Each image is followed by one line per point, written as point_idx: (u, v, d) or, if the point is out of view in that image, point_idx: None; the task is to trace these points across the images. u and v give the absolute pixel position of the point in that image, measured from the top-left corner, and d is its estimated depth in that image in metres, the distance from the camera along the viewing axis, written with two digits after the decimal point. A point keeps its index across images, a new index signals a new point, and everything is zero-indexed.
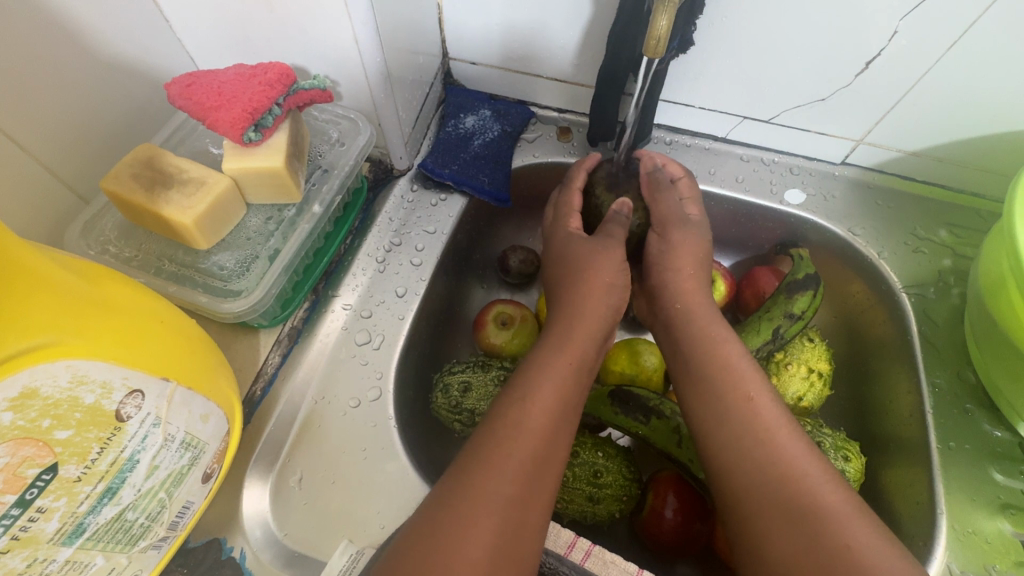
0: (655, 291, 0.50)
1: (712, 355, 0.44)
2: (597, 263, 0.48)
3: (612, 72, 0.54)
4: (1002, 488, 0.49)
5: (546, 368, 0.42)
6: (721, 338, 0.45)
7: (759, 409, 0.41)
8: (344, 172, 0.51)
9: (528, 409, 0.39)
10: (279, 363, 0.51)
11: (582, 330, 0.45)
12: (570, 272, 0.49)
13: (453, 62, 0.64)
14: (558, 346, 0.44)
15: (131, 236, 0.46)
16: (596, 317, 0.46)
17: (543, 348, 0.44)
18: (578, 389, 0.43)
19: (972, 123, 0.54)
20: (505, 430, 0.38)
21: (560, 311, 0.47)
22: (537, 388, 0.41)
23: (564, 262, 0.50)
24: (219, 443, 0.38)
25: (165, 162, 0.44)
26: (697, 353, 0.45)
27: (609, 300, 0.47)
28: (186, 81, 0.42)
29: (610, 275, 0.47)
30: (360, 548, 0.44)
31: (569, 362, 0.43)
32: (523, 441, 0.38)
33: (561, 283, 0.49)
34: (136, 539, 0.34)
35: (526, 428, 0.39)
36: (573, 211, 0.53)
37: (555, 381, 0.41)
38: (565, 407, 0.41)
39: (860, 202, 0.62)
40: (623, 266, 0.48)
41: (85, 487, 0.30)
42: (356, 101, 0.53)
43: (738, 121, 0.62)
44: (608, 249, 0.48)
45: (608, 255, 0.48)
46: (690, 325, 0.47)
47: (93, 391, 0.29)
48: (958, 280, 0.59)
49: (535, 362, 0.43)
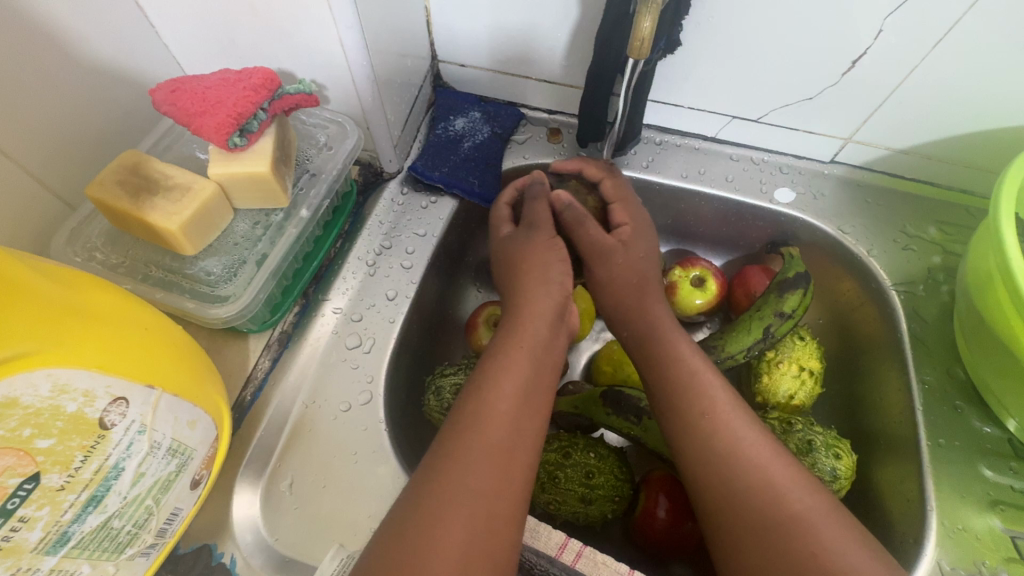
0: (610, 307, 0.51)
1: (676, 367, 0.45)
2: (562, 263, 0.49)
3: (600, 74, 0.54)
4: (992, 484, 0.49)
5: (502, 361, 0.42)
6: (682, 348, 0.46)
7: (722, 417, 0.42)
8: (332, 176, 0.51)
9: (483, 410, 0.39)
10: (269, 367, 0.51)
11: (536, 320, 0.45)
12: (524, 269, 0.49)
13: (442, 65, 0.64)
14: (506, 342, 0.44)
15: (118, 243, 0.46)
16: (539, 306, 0.46)
17: (495, 345, 0.44)
18: (537, 376, 0.43)
19: (959, 121, 0.54)
20: (462, 436, 0.38)
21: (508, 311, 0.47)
22: (494, 382, 0.41)
23: (513, 272, 0.49)
24: (207, 449, 0.38)
25: (150, 169, 0.43)
26: (661, 365, 0.46)
27: (549, 282, 0.48)
28: (171, 87, 0.42)
29: (542, 259, 0.49)
30: (351, 552, 0.44)
31: (523, 352, 0.43)
32: (484, 437, 0.38)
33: (513, 277, 0.49)
34: (123, 547, 0.34)
35: (485, 425, 0.39)
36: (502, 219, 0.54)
37: (505, 375, 0.41)
38: (524, 396, 0.41)
39: (849, 201, 0.62)
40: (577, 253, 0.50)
41: (70, 496, 0.30)
42: (345, 105, 0.53)
43: (727, 120, 0.62)
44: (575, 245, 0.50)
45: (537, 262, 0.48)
46: (650, 337, 0.47)
47: (76, 399, 0.29)
48: (948, 276, 0.59)
49: (487, 358, 0.43)
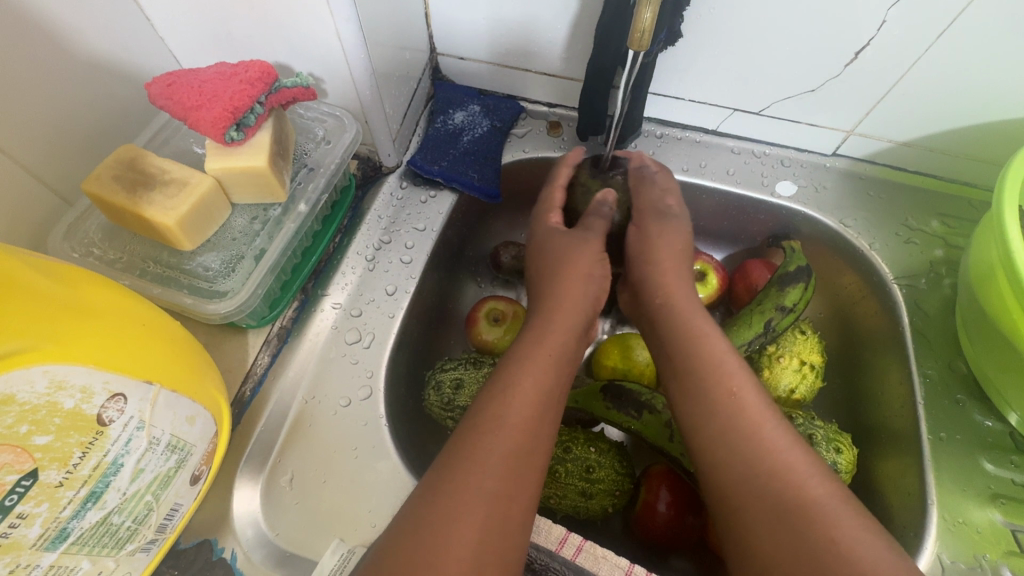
0: (636, 293, 0.52)
1: (698, 352, 0.45)
2: (573, 258, 0.49)
3: (601, 66, 0.54)
4: (993, 478, 0.49)
5: (525, 360, 0.43)
6: (706, 332, 0.46)
7: (744, 402, 0.42)
8: (330, 170, 0.51)
9: (510, 399, 0.40)
10: (269, 363, 0.51)
11: (564, 324, 0.46)
12: (552, 258, 0.50)
13: (441, 58, 0.64)
14: (540, 335, 0.45)
15: (116, 238, 0.45)
16: (574, 305, 0.47)
17: (520, 343, 0.45)
18: (560, 380, 0.43)
19: (962, 112, 0.53)
20: (488, 421, 0.39)
21: (541, 303, 0.48)
22: (518, 381, 0.41)
23: (548, 262, 0.50)
24: (206, 444, 0.38)
25: (147, 164, 0.43)
26: (683, 348, 0.46)
27: (586, 284, 0.49)
28: (166, 80, 0.42)
29: (570, 258, 0.49)
30: (351, 547, 0.44)
31: (548, 353, 0.43)
32: (504, 434, 0.38)
33: (542, 274, 0.50)
34: (123, 543, 0.34)
35: (505, 422, 0.39)
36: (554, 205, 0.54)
37: (536, 365, 0.42)
38: (546, 398, 0.41)
39: (850, 194, 0.62)
40: (578, 247, 0.50)
41: (68, 492, 0.30)
42: (342, 99, 0.52)
43: (729, 113, 0.61)
44: (576, 240, 0.50)
45: (588, 252, 0.50)
46: (674, 321, 0.48)
47: (73, 395, 0.29)
48: (950, 270, 0.58)
49: (512, 356, 0.43)
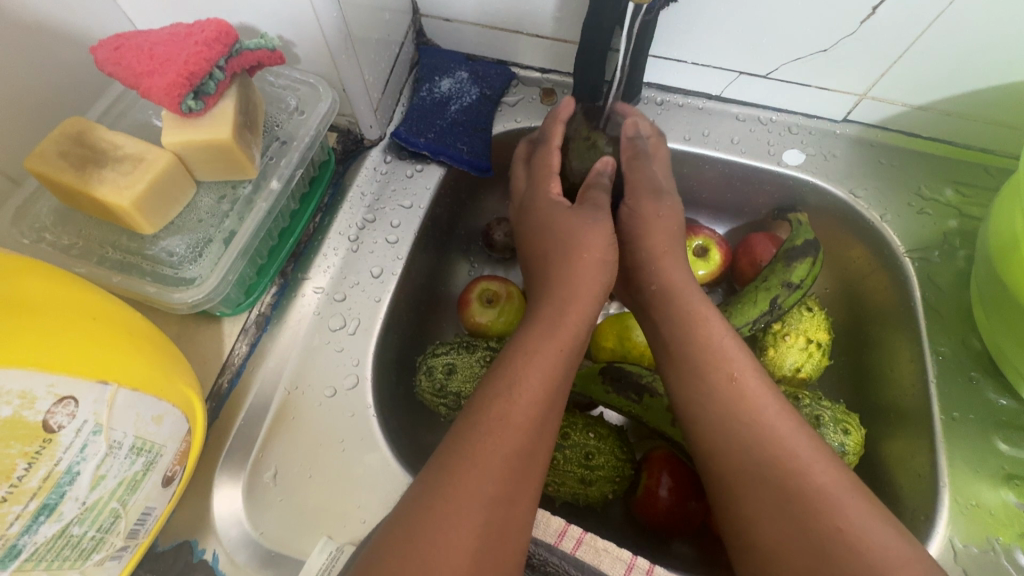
0: (631, 270, 0.49)
1: (696, 335, 0.43)
2: (577, 235, 0.45)
3: (597, 26, 0.49)
4: (1006, 458, 0.47)
5: (527, 351, 0.39)
6: (704, 313, 0.43)
7: (745, 388, 0.40)
8: (304, 143, 0.47)
9: (513, 394, 0.37)
10: (247, 352, 0.48)
11: (573, 308, 0.42)
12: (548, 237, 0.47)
13: (424, 19, 0.59)
14: (545, 323, 0.41)
15: (69, 221, 0.42)
16: (586, 286, 0.43)
17: (522, 332, 0.42)
18: (565, 369, 0.40)
19: (984, 73, 0.50)
20: (489, 419, 0.36)
21: (546, 284, 0.45)
22: (520, 374, 0.38)
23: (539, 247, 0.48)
24: (178, 444, 0.35)
25: (97, 138, 0.39)
26: (678, 333, 0.43)
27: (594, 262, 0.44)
28: (115, 44, 0.38)
29: (566, 235, 0.46)
30: (339, 546, 0.42)
31: (552, 340, 0.40)
32: (505, 432, 0.35)
33: (549, 245, 0.47)
34: (89, 553, 0.32)
35: (506, 419, 0.36)
36: (552, 173, 0.50)
37: (545, 356, 0.39)
38: (553, 392, 0.38)
39: (861, 161, 0.59)
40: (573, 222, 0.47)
41: (15, 507, 0.27)
42: (316, 64, 0.48)
43: (734, 76, 0.57)
44: (561, 215, 0.47)
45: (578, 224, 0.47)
46: (669, 300, 0.45)
47: (10, 402, 0.26)
48: (964, 241, 0.55)
49: (514, 346, 0.40)
